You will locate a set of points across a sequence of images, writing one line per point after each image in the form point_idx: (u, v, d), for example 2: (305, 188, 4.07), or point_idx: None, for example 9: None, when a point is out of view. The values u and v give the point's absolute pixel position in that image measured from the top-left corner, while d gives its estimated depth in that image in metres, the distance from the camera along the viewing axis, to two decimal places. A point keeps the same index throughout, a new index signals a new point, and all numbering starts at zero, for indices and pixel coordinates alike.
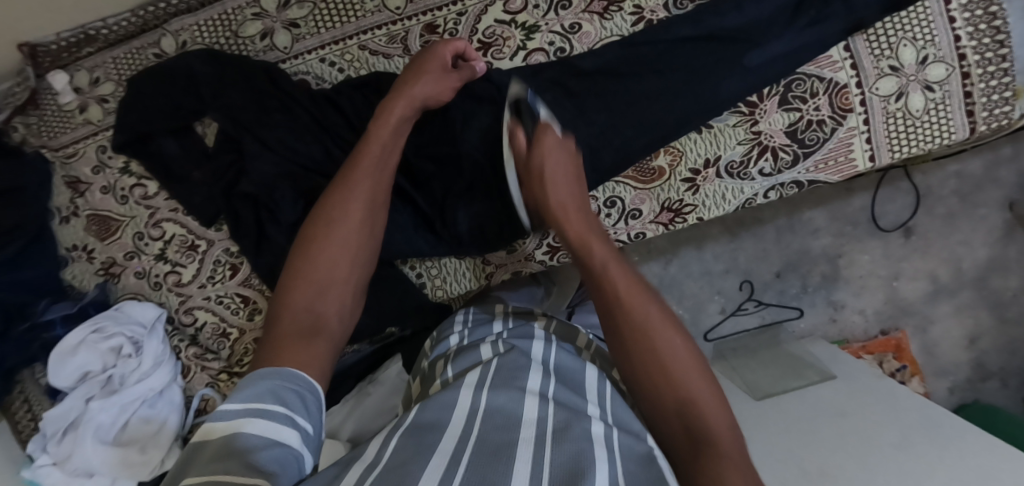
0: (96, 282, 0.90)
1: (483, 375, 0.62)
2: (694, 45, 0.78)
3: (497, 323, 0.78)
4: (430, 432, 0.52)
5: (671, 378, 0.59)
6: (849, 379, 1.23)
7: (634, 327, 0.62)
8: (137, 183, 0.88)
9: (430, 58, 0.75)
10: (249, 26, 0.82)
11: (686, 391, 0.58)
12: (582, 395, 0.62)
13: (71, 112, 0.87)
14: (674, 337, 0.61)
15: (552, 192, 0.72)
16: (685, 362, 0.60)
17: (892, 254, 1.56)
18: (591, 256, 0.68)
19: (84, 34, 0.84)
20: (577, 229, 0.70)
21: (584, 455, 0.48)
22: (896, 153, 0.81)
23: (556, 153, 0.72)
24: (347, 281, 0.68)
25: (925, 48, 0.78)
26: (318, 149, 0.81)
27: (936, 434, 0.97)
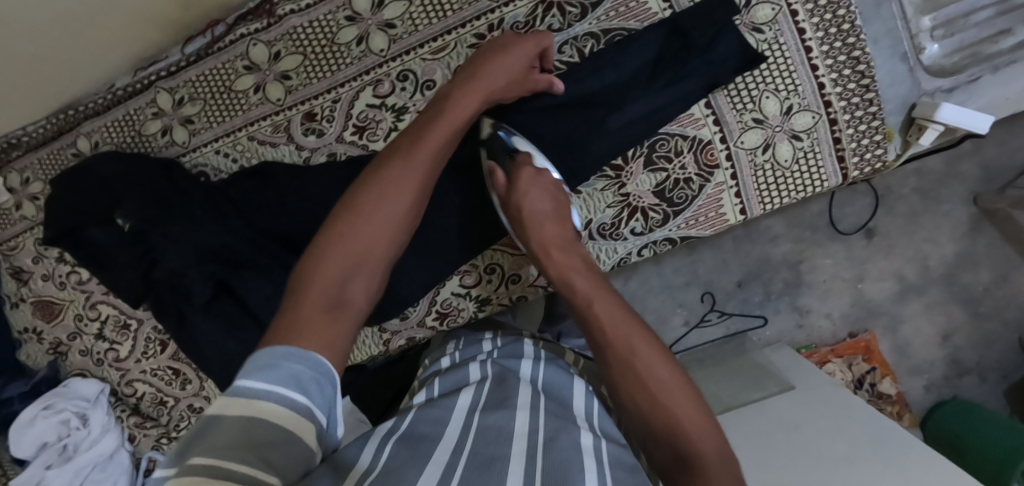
0: (46, 360, 1.00)
1: (476, 398, 0.65)
2: (563, 111, 0.80)
3: (486, 343, 0.82)
4: (424, 442, 0.55)
5: (659, 404, 0.58)
6: (807, 390, 1.23)
7: (625, 360, 0.61)
8: (72, 270, 0.96)
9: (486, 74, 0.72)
10: (149, 124, 0.89)
11: (678, 420, 0.57)
12: (569, 411, 0.64)
13: (9, 210, 0.96)
14: (662, 365, 0.60)
15: (534, 229, 0.72)
16: (674, 386, 0.59)
17: (854, 256, 1.50)
18: (574, 289, 0.68)
19: (8, 142, 0.95)
20: (544, 239, 0.72)
21: (573, 465, 0.50)
22: (767, 204, 0.81)
23: (533, 189, 0.72)
24: (381, 260, 0.65)
25: (789, 98, 0.78)
26: (215, 238, 0.84)
27: (880, 450, 0.98)
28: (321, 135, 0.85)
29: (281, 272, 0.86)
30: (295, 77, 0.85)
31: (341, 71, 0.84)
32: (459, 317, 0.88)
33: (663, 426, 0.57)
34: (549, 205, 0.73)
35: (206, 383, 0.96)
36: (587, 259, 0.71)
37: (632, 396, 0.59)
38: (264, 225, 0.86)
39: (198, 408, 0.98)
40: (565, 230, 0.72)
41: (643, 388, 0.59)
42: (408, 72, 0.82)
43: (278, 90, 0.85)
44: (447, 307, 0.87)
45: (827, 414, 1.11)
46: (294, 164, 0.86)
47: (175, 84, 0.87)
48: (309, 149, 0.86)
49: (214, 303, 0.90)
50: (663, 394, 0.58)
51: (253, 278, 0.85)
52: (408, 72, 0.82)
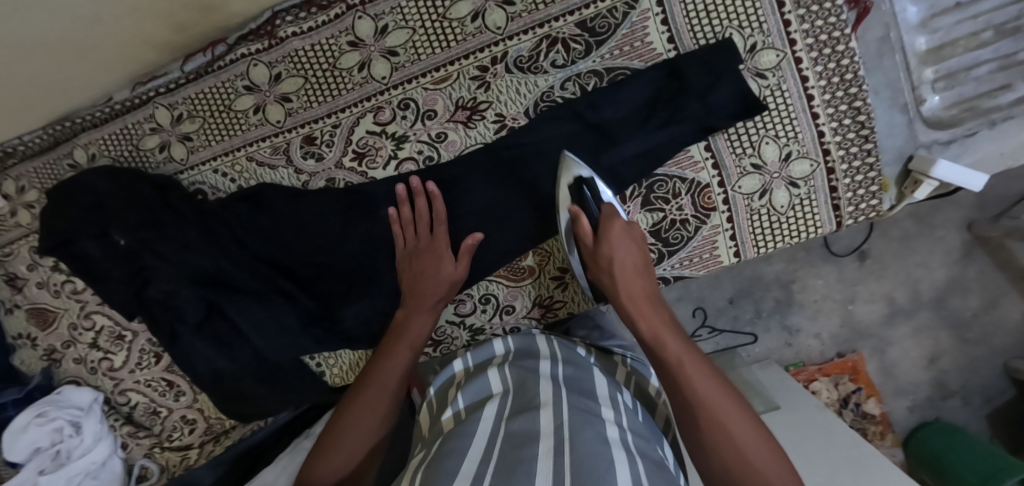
0: (41, 366, 1.00)
1: (500, 410, 0.67)
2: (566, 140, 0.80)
3: (498, 343, 0.83)
4: (452, 455, 0.59)
5: (740, 459, 0.61)
6: (789, 409, 1.27)
7: (711, 414, 0.63)
8: (67, 279, 0.96)
9: (422, 221, 0.81)
10: (147, 139, 0.89)
11: (756, 464, 0.61)
12: (593, 401, 0.67)
13: (3, 217, 0.96)
14: (754, 430, 0.62)
15: (623, 285, 0.75)
16: (766, 452, 0.61)
17: (846, 277, 1.51)
18: (664, 351, 0.70)
19: (4, 150, 0.94)
20: (630, 291, 0.74)
21: (600, 460, 0.54)
22: (761, 249, 0.82)
23: (621, 245, 0.75)
24: (361, 436, 0.76)
25: (788, 145, 0.78)
26: (209, 261, 0.85)
27: (858, 476, 1.03)
28: (320, 160, 0.85)
29: (275, 295, 0.87)
30: (296, 100, 0.84)
31: (341, 96, 0.83)
32: (452, 344, 0.89)
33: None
34: (639, 260, 0.76)
35: (199, 396, 0.97)
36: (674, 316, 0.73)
37: (721, 450, 0.62)
38: (259, 250, 0.86)
39: (190, 419, 0.99)
40: (646, 281, 0.75)
41: (731, 445, 0.62)
42: (409, 101, 0.82)
43: (278, 112, 0.85)
44: (441, 335, 0.88)
45: (808, 437, 1.15)
46: (292, 187, 0.85)
47: (173, 101, 0.87)
48: (308, 174, 0.85)
49: (206, 325, 0.91)
50: (737, 434, 0.62)
51: (245, 301, 0.86)
52: (410, 100, 0.82)
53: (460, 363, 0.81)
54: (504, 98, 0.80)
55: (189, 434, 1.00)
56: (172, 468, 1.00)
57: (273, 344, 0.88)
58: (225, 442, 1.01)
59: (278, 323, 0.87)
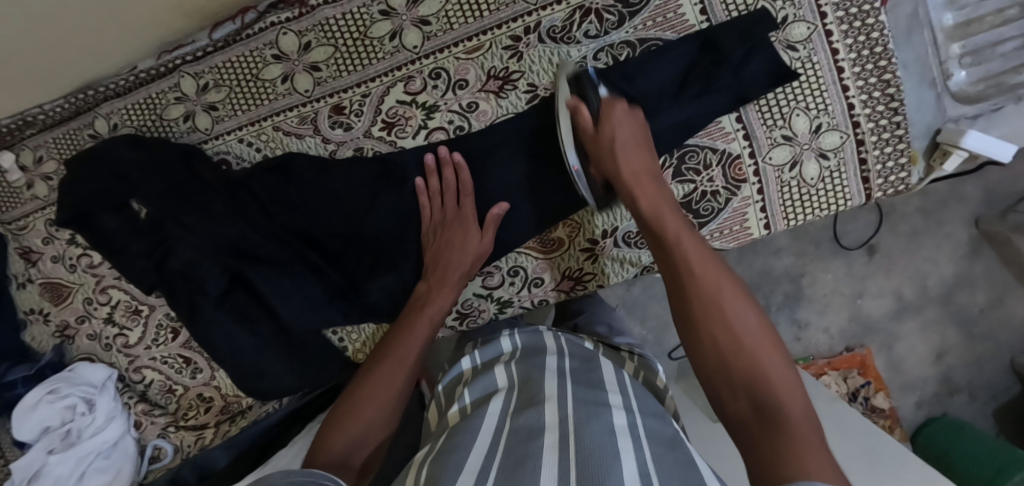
0: (52, 343, 0.98)
1: (505, 403, 0.68)
2: None
3: (505, 341, 0.84)
4: (457, 451, 0.59)
5: (744, 351, 0.56)
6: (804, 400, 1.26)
7: (708, 295, 0.61)
8: (83, 253, 0.95)
9: (452, 194, 0.81)
10: (171, 109, 0.87)
11: (757, 358, 0.56)
12: (600, 392, 0.67)
13: (21, 189, 0.94)
14: (748, 310, 0.59)
15: (623, 161, 0.72)
16: (759, 334, 0.58)
17: (854, 272, 1.46)
18: (663, 230, 0.67)
19: (23, 119, 0.92)
20: (630, 168, 0.72)
21: (606, 450, 0.53)
22: (791, 221, 0.82)
23: (622, 124, 0.74)
24: (375, 410, 0.72)
25: (818, 117, 0.79)
26: (234, 229, 0.83)
27: (875, 464, 1.02)
28: (349, 129, 0.84)
29: (300, 267, 0.85)
30: (325, 69, 0.84)
31: (372, 65, 0.83)
32: (478, 318, 0.88)
33: (744, 370, 0.56)
34: (642, 138, 0.74)
35: (217, 373, 0.96)
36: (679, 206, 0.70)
37: (711, 338, 0.58)
38: (285, 220, 0.85)
39: (207, 397, 0.97)
40: (649, 160, 0.73)
41: (722, 321, 0.58)
42: (440, 70, 0.82)
43: (307, 81, 0.84)
44: (467, 308, 0.87)
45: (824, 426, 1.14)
46: (320, 156, 0.85)
47: (199, 70, 0.86)
48: (336, 143, 0.85)
49: (229, 297, 0.88)
50: (739, 326, 0.58)
51: (271, 271, 0.83)
52: (441, 70, 0.82)
53: (469, 360, 0.82)
54: (537, 68, 0.80)
55: (205, 413, 0.98)
56: (187, 448, 0.98)
57: (297, 318, 0.84)
58: (240, 422, 0.99)
59: (304, 296, 0.84)
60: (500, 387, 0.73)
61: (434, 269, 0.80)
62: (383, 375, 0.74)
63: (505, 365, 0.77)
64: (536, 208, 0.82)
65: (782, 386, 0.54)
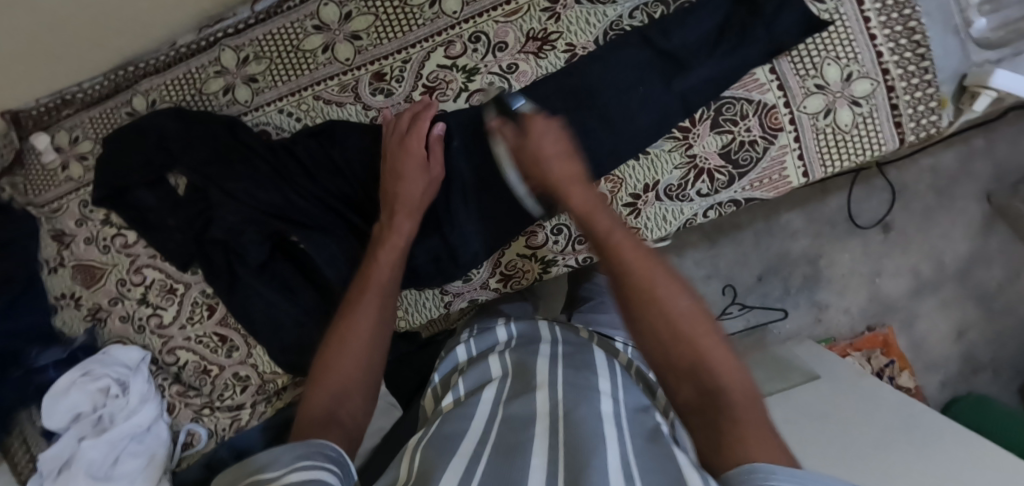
0: (84, 326, 0.96)
1: (499, 391, 0.69)
2: (637, 66, 0.82)
3: (500, 329, 0.85)
4: (452, 438, 0.60)
5: (686, 339, 0.55)
6: (832, 378, 1.22)
7: (640, 280, 0.59)
8: (118, 233, 0.93)
9: (411, 137, 0.79)
10: (211, 82, 0.88)
11: (700, 354, 0.54)
12: (591, 374, 0.68)
13: (55, 171, 0.94)
14: (683, 294, 0.58)
15: (547, 165, 0.69)
16: (692, 319, 0.56)
17: (871, 250, 1.46)
18: (594, 227, 0.65)
19: (62, 98, 0.94)
20: (562, 170, 0.68)
21: (595, 432, 0.55)
22: (828, 168, 0.84)
23: (546, 135, 0.70)
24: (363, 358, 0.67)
25: (849, 66, 0.81)
26: (278, 195, 0.85)
27: (912, 434, 1.00)
28: (389, 95, 0.86)
29: (344, 230, 0.87)
30: (365, 37, 0.85)
31: (412, 32, 0.84)
32: (522, 279, 0.90)
33: (682, 360, 0.55)
34: (566, 148, 0.70)
35: (254, 350, 0.94)
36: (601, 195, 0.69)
37: (652, 317, 0.57)
38: (330, 185, 0.86)
39: (243, 376, 0.95)
40: (572, 162, 0.69)
41: (656, 315, 0.57)
42: (480, 34, 0.83)
43: (347, 50, 0.85)
44: (512, 269, 0.88)
45: (856, 401, 1.11)
46: (361, 123, 0.86)
47: (240, 43, 0.87)
48: (377, 109, 0.86)
49: (268, 266, 0.89)
50: (672, 306, 0.57)
51: (315, 234, 0.84)
52: (481, 33, 0.83)
53: (462, 350, 0.84)
54: (575, 28, 0.83)
55: (241, 393, 0.96)
56: (222, 432, 0.96)
57: (345, 277, 0.86)
58: (277, 403, 0.98)
59: (352, 256, 0.86)
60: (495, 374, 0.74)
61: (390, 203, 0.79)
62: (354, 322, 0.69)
63: (500, 354, 0.79)
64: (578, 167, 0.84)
65: (725, 371, 0.53)
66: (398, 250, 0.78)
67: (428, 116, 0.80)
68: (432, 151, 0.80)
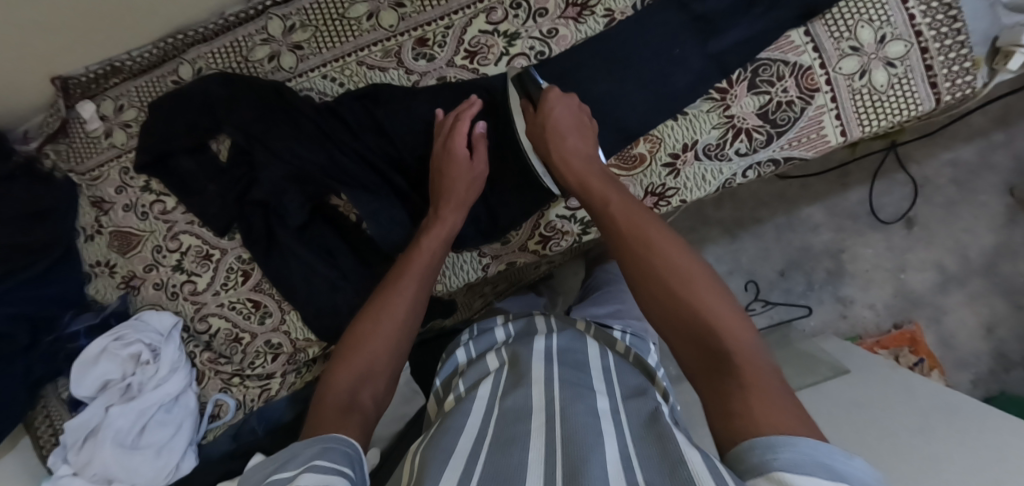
0: (117, 294, 0.96)
1: (495, 386, 0.70)
2: (670, 26, 0.85)
3: (501, 329, 0.86)
4: (449, 431, 0.61)
5: (685, 303, 0.58)
6: (862, 372, 1.19)
7: (638, 252, 0.62)
8: (156, 199, 0.94)
9: (455, 138, 0.80)
10: (258, 50, 0.91)
11: (706, 313, 0.57)
12: (585, 374, 0.70)
13: (98, 138, 0.96)
14: (681, 255, 0.61)
15: (556, 144, 0.75)
16: (693, 280, 0.59)
17: (895, 245, 1.46)
18: (592, 193, 0.70)
19: (111, 66, 0.94)
20: (561, 149, 0.75)
21: (590, 429, 0.55)
22: (866, 127, 0.85)
23: (558, 109, 0.77)
24: (383, 351, 0.69)
25: (882, 28, 0.83)
26: (324, 156, 0.87)
27: (954, 420, 0.97)
28: (431, 60, 0.88)
29: (388, 191, 0.88)
30: (409, 5, 0.87)
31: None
32: (560, 241, 0.89)
33: (690, 324, 0.57)
34: (576, 120, 0.77)
35: (287, 316, 0.93)
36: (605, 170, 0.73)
37: (653, 285, 0.60)
38: (372, 143, 0.88)
39: (275, 344, 0.94)
40: (584, 138, 0.76)
41: (658, 278, 0.60)
42: (521, 1, 0.86)
43: (391, 17, 0.88)
44: (550, 231, 0.88)
45: (888, 392, 1.08)
46: (403, 86, 0.88)
47: (288, 12, 0.90)
48: (419, 73, 0.88)
49: (308, 229, 0.91)
50: (662, 257, 0.61)
51: (358, 191, 0.85)
52: (522, 0, 0.86)
53: (462, 353, 0.84)
54: None
55: (272, 362, 0.94)
56: (251, 402, 0.94)
57: (387, 236, 0.86)
58: (306, 375, 0.97)
59: (392, 216, 0.86)
60: (492, 368, 0.76)
61: (438, 197, 0.81)
62: (380, 317, 0.71)
63: (497, 351, 0.80)
64: (604, 135, 0.86)
65: (718, 317, 0.56)
66: (443, 242, 0.79)
67: (470, 116, 0.80)
68: (476, 149, 0.82)
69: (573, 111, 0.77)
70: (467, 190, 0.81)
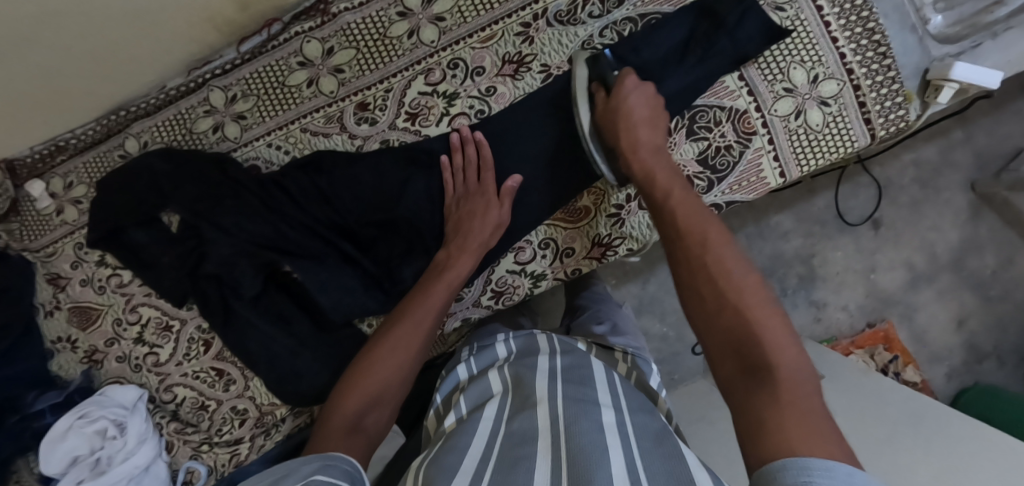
0: (80, 369, 0.96)
1: (499, 407, 0.69)
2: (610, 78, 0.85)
3: (500, 346, 0.86)
4: (452, 454, 0.61)
5: (731, 307, 0.56)
6: (836, 377, 1.20)
7: (693, 252, 0.61)
8: (112, 273, 0.95)
9: (484, 181, 0.85)
10: (201, 122, 0.91)
11: (752, 318, 0.54)
12: (589, 388, 0.68)
13: (49, 215, 0.96)
14: (736, 262, 0.58)
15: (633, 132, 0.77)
16: (745, 284, 0.57)
17: (863, 247, 1.47)
18: (656, 187, 0.71)
19: (54, 145, 0.97)
20: (630, 138, 0.76)
21: (598, 454, 0.54)
22: (804, 167, 0.86)
23: (633, 96, 0.78)
24: (392, 378, 0.72)
25: (814, 68, 0.84)
26: (270, 228, 0.87)
27: (920, 424, 0.98)
28: (374, 124, 0.88)
29: (337, 258, 0.88)
30: (348, 70, 0.88)
31: (393, 62, 0.88)
32: (513, 295, 0.91)
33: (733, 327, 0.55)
34: (650, 113, 0.78)
35: (251, 382, 0.95)
36: (675, 170, 0.73)
37: (702, 285, 0.59)
38: (318, 212, 0.89)
39: (241, 409, 0.95)
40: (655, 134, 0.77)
41: (706, 275, 0.59)
42: (458, 60, 0.87)
43: (331, 83, 0.89)
44: (502, 286, 0.90)
45: (859, 398, 1.09)
46: (347, 151, 0.88)
47: (228, 82, 0.90)
48: (362, 137, 0.89)
49: (263, 298, 0.91)
50: (718, 259, 0.59)
51: (307, 262, 0.87)
52: (459, 60, 0.87)
53: (464, 369, 0.84)
54: (548, 50, 0.86)
55: (239, 427, 0.95)
56: (221, 468, 0.95)
57: (337, 304, 0.88)
58: (275, 436, 0.97)
59: (342, 284, 0.88)
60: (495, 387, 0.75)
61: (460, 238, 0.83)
62: (390, 346, 0.74)
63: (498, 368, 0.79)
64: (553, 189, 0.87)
65: (765, 331, 0.53)
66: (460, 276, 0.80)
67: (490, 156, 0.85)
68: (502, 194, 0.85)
69: (650, 107, 0.79)
70: (489, 225, 0.83)
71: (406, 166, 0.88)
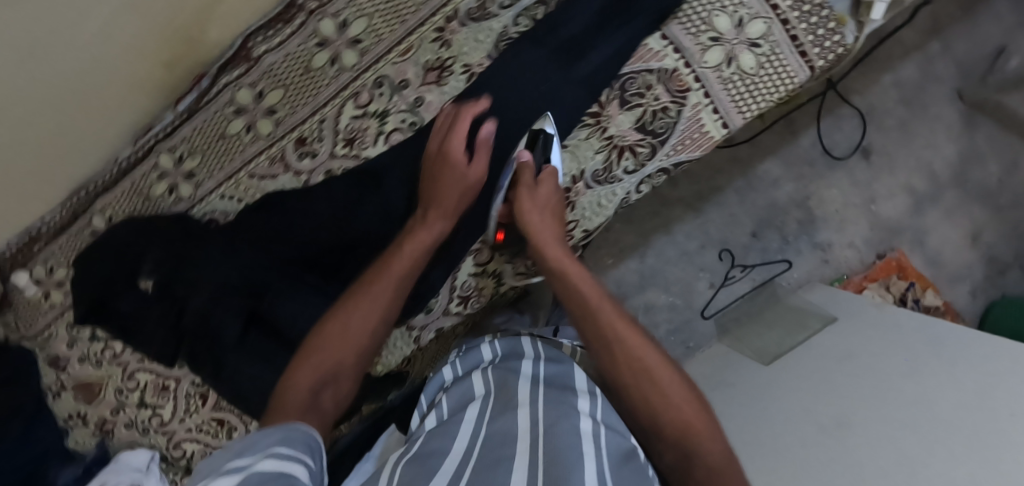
0: (93, 441, 1.00)
1: (484, 406, 0.68)
2: (534, 64, 0.85)
3: (485, 347, 0.84)
4: (433, 457, 0.59)
5: (657, 394, 0.64)
6: (850, 316, 1.08)
7: (615, 345, 0.67)
8: (105, 345, 0.99)
9: (456, 139, 0.80)
10: (156, 186, 0.94)
11: (676, 404, 0.63)
12: (570, 395, 0.67)
13: (39, 301, 0.99)
14: (649, 350, 0.67)
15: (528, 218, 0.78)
16: (661, 373, 0.65)
17: (858, 180, 1.40)
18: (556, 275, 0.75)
19: (28, 236, 1.01)
20: (533, 225, 0.78)
21: (570, 455, 0.53)
22: (746, 113, 0.84)
23: (544, 191, 0.80)
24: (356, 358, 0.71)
25: (737, 12, 0.81)
26: (234, 273, 0.88)
27: (942, 352, 0.84)
28: (315, 156, 0.90)
29: (304, 290, 0.90)
30: (281, 109, 0.90)
31: (320, 92, 0.89)
32: (480, 297, 0.92)
33: (665, 417, 0.63)
34: (553, 203, 0.80)
35: (251, 425, 0.98)
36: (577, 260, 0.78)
37: (628, 378, 0.65)
38: (281, 251, 0.92)
39: None
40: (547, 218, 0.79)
41: (626, 362, 0.66)
42: (382, 78, 0.87)
43: (268, 124, 0.90)
44: (467, 290, 0.91)
45: (869, 333, 0.97)
46: (295, 187, 0.90)
47: (173, 144, 0.93)
48: (307, 172, 0.90)
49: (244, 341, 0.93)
50: (636, 350, 0.66)
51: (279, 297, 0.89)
52: (383, 78, 0.87)
53: (448, 371, 0.81)
54: (467, 49, 0.87)
55: None
56: None
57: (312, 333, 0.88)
58: None
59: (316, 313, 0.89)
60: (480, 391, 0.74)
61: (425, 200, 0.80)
62: (354, 318, 0.72)
63: (483, 369, 0.78)
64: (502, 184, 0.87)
65: (688, 416, 0.62)
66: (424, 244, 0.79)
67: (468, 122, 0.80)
68: (478, 156, 0.81)
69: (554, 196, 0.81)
70: (456, 187, 0.81)
71: (355, 191, 0.89)
